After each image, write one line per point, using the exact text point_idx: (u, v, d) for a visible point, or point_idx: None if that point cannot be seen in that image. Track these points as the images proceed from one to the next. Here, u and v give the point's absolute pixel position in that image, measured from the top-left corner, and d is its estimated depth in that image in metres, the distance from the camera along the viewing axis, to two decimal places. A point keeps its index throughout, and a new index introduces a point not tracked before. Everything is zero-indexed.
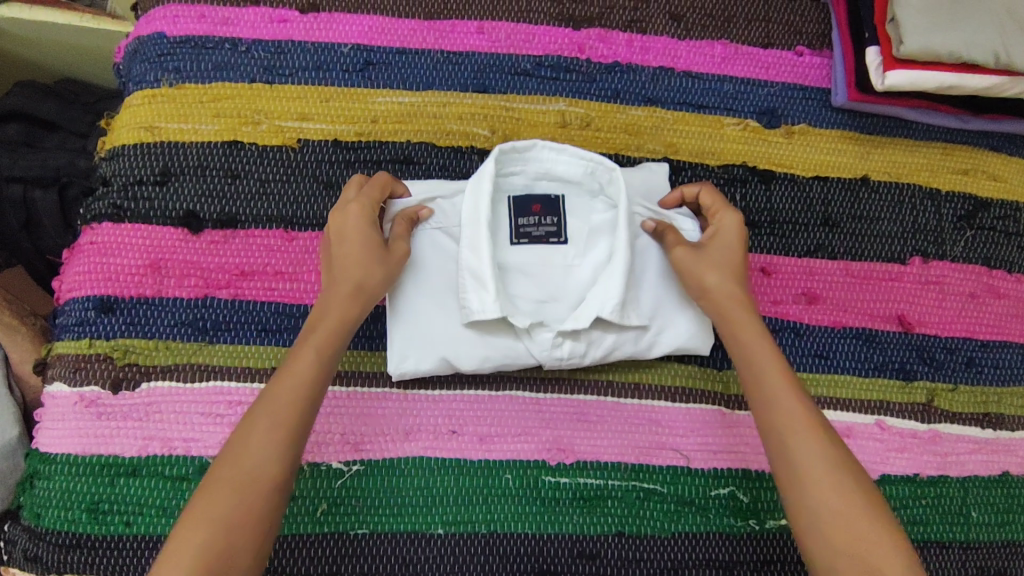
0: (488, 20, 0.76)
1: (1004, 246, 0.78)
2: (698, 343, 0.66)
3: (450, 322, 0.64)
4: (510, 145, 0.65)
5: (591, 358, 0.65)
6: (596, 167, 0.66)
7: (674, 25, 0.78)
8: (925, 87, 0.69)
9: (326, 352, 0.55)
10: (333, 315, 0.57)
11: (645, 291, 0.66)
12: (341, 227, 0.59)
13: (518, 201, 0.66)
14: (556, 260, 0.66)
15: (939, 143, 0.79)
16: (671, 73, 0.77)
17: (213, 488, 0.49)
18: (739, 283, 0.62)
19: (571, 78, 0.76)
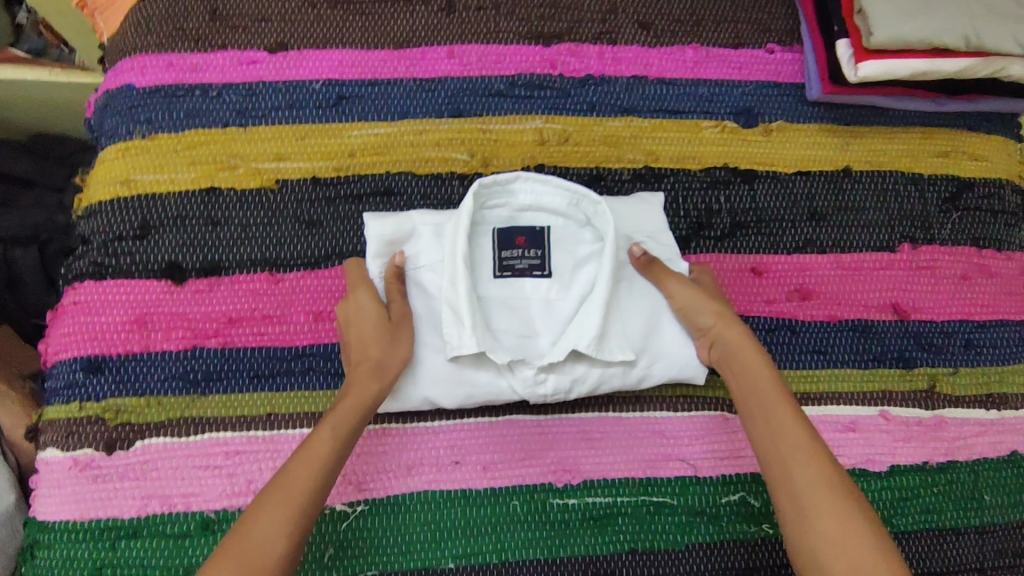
0: (458, 44, 0.76)
1: (990, 225, 0.78)
2: (686, 372, 0.66)
3: (431, 360, 0.63)
4: (493, 176, 0.64)
5: (575, 392, 0.64)
6: (582, 199, 0.65)
7: (644, 33, 0.78)
8: (899, 75, 0.69)
9: (342, 439, 0.57)
10: (352, 394, 0.59)
11: (632, 322, 0.66)
12: (352, 315, 0.63)
13: (500, 234, 0.65)
14: (539, 293, 0.66)
15: (916, 128, 0.79)
16: (645, 81, 0.77)
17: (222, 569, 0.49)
18: (741, 324, 0.64)
19: (545, 94, 0.75)
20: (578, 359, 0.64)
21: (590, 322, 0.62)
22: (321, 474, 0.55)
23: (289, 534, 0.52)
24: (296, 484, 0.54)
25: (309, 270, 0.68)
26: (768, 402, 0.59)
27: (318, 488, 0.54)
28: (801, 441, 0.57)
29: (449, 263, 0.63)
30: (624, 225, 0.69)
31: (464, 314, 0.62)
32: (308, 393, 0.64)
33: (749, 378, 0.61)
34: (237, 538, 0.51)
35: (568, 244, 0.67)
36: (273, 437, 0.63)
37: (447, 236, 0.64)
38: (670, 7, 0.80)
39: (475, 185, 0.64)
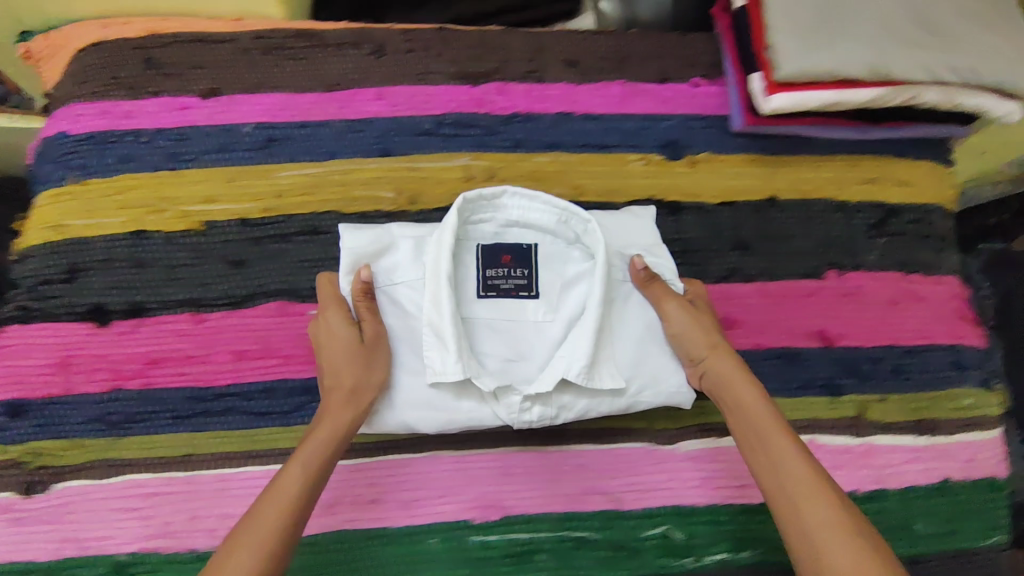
0: (388, 86, 0.77)
1: (917, 250, 0.78)
2: (675, 397, 0.65)
3: (410, 384, 0.63)
4: (478, 191, 0.64)
5: (561, 418, 0.63)
6: (570, 215, 0.66)
7: (571, 70, 0.80)
8: (811, 106, 0.68)
9: (315, 473, 0.56)
10: (323, 425, 0.59)
11: (621, 346, 0.65)
12: (324, 337, 0.63)
13: (485, 251, 0.65)
14: (524, 314, 0.65)
15: (841, 155, 0.80)
16: (572, 117, 0.78)
17: None
18: (735, 357, 0.64)
19: (472, 132, 0.76)
20: (565, 387, 0.63)
21: (579, 347, 0.62)
22: (289, 517, 0.53)
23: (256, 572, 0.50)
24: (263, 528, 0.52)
25: (234, 309, 0.69)
26: (764, 435, 0.59)
27: (290, 530, 0.53)
28: (799, 472, 0.56)
29: (432, 280, 0.63)
30: (618, 241, 0.69)
31: (447, 336, 0.61)
32: (227, 433, 0.65)
33: (747, 416, 0.61)
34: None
35: (555, 263, 0.67)
36: (193, 477, 0.64)
37: (430, 254, 0.64)
38: (597, 45, 0.81)
39: (460, 199, 0.64)
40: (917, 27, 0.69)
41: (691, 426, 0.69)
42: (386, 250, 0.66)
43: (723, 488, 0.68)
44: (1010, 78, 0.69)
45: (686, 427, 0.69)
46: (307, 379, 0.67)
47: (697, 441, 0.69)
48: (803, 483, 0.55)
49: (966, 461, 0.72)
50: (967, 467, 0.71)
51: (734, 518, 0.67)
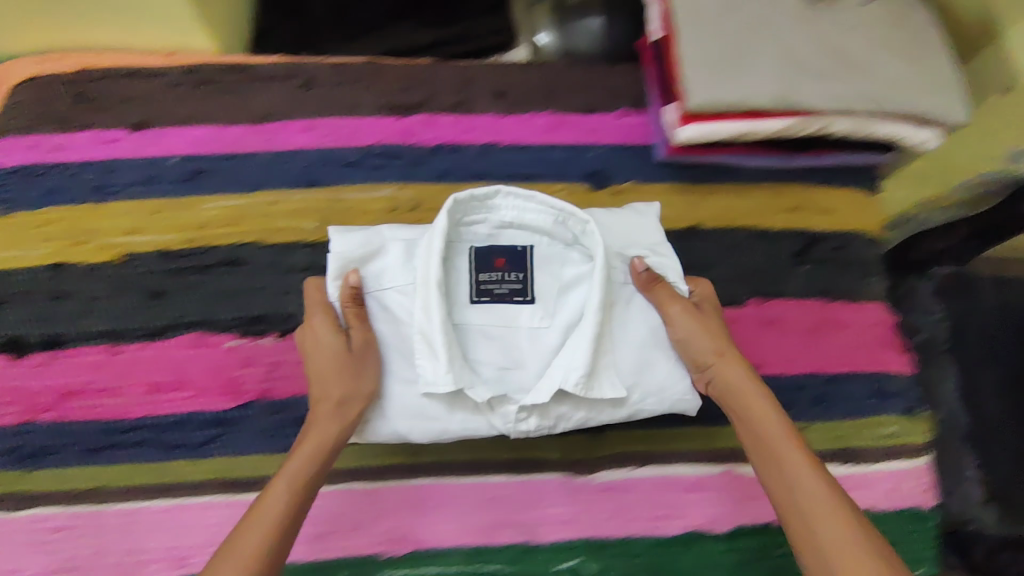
0: (318, 118, 0.78)
1: (841, 278, 0.78)
2: (682, 406, 0.62)
3: (401, 391, 0.61)
4: (468, 192, 0.61)
5: (561, 427, 0.61)
6: (566, 215, 0.62)
7: (498, 101, 0.80)
8: (721, 137, 0.70)
9: (301, 490, 0.56)
10: (313, 436, 0.58)
11: (623, 353, 0.62)
12: (313, 345, 0.62)
13: (478, 255, 0.63)
14: (519, 320, 0.63)
15: (764, 184, 0.81)
16: (498, 148, 0.78)
17: None
18: (746, 366, 0.63)
19: (397, 163, 0.77)
20: (563, 399, 0.61)
21: (577, 356, 0.59)
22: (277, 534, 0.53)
23: None
24: (244, 552, 0.51)
25: (150, 341, 0.70)
26: (781, 451, 0.58)
27: (273, 553, 0.52)
28: (818, 490, 0.55)
29: (422, 284, 0.61)
30: (619, 241, 0.66)
31: (438, 344, 0.59)
32: (138, 465, 0.66)
33: (759, 431, 0.60)
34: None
35: (553, 265, 0.64)
36: (99, 511, 0.65)
37: (420, 258, 0.61)
38: (526, 76, 0.82)
39: (450, 201, 0.61)
40: (829, 58, 0.69)
41: (608, 455, 0.69)
42: (376, 253, 0.63)
43: (638, 520, 0.67)
44: (922, 107, 0.69)
45: (603, 457, 0.69)
46: (220, 411, 0.68)
47: (614, 471, 0.69)
48: (823, 502, 0.54)
49: (885, 491, 0.72)
50: (885, 497, 0.71)
51: (647, 550, 0.67)
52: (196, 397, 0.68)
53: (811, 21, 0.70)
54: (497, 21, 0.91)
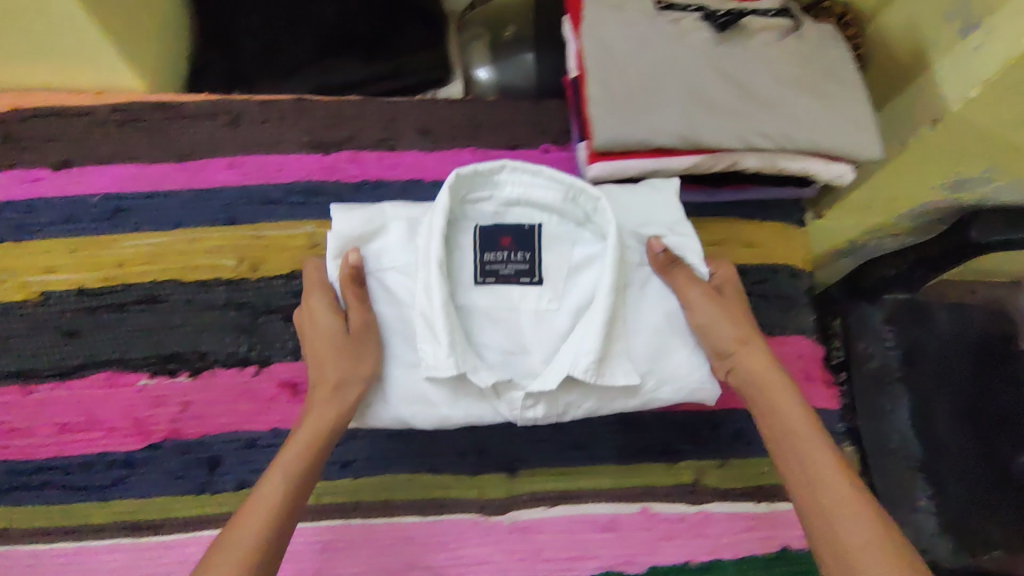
0: (240, 156, 0.79)
1: (765, 311, 0.78)
2: (696, 394, 0.61)
3: (402, 376, 0.59)
4: (471, 168, 0.58)
5: (569, 416, 0.60)
6: (577, 192, 0.60)
7: (423, 139, 0.81)
8: (627, 172, 0.72)
9: (296, 479, 0.56)
10: (309, 422, 0.58)
11: (637, 338, 0.61)
12: (314, 326, 0.62)
13: (484, 234, 0.61)
14: (526, 302, 0.62)
15: (689, 217, 0.81)
16: (421, 185, 0.79)
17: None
18: (768, 356, 0.62)
19: (320, 201, 0.77)
20: (571, 386, 0.59)
21: (588, 342, 0.58)
22: (276, 525, 0.54)
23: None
24: (244, 541, 0.52)
25: (62, 380, 0.70)
26: (803, 443, 0.57)
27: (274, 540, 0.53)
28: (841, 485, 0.54)
29: (424, 263, 0.59)
30: (632, 219, 0.64)
31: (439, 330, 0.57)
32: (45, 506, 0.67)
33: (781, 424, 0.59)
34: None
35: (562, 245, 0.63)
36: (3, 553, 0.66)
37: (422, 238, 0.59)
38: (452, 113, 0.83)
39: (453, 175, 0.58)
40: (745, 98, 0.69)
41: (523, 494, 0.68)
42: (376, 232, 0.61)
43: (550, 561, 0.66)
44: (837, 147, 0.70)
45: (518, 497, 0.68)
46: (128, 452, 0.68)
47: (528, 511, 0.68)
48: (845, 496, 0.53)
49: None
50: None
51: None
52: (103, 437, 0.68)
53: (729, 61, 0.69)
54: (435, 58, 0.90)
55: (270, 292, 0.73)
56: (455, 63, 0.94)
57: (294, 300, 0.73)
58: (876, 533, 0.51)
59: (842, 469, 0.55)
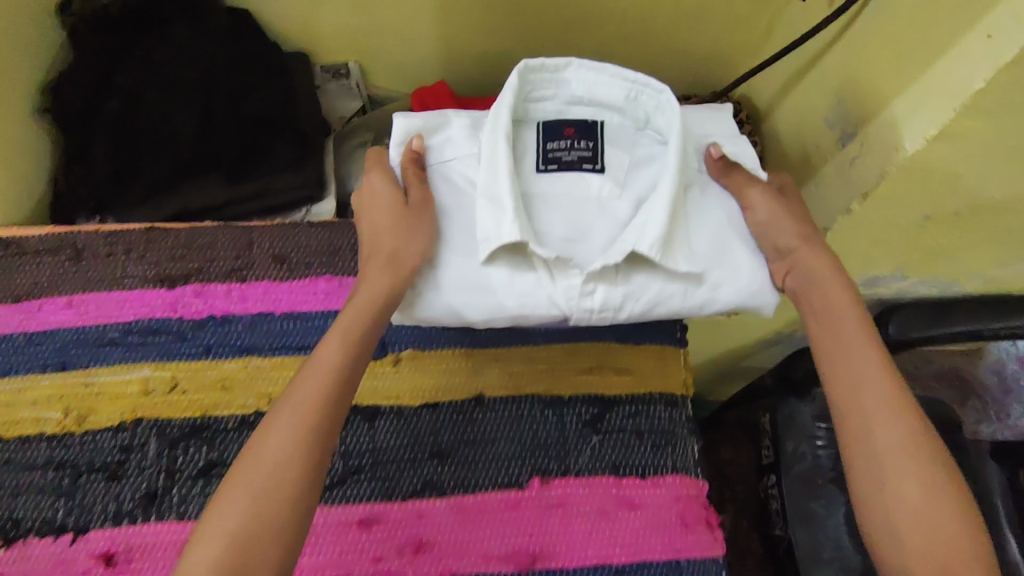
0: (80, 293, 0.74)
1: (636, 449, 0.71)
2: (754, 296, 0.62)
3: (460, 261, 0.61)
4: (542, 60, 0.65)
5: (628, 311, 0.61)
6: (639, 88, 0.66)
7: (277, 267, 0.76)
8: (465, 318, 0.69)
9: (351, 345, 0.58)
10: (365, 291, 0.59)
11: (695, 237, 0.63)
12: (374, 213, 0.63)
13: (549, 127, 0.66)
14: (587, 188, 0.65)
15: (560, 343, 0.75)
16: (271, 317, 0.74)
17: (248, 472, 0.51)
18: (829, 257, 0.63)
19: (159, 339, 0.72)
20: (634, 271, 0.61)
21: (652, 220, 0.60)
22: (333, 387, 0.55)
23: (303, 435, 0.53)
24: (305, 397, 0.55)
25: None
26: (849, 343, 0.59)
27: (331, 398, 0.55)
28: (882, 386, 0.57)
29: (491, 144, 0.63)
30: (695, 129, 0.70)
31: (507, 201, 0.60)
32: None
33: (836, 321, 0.60)
34: (235, 480, 0.51)
35: (622, 142, 0.67)
36: None
37: (487, 126, 0.64)
38: (310, 239, 0.79)
39: (522, 65, 0.65)
40: None
41: None
42: (439, 127, 0.67)
43: None
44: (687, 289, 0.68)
45: None
46: None
47: None
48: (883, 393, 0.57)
49: None
50: None
51: None
52: None
53: None
54: (298, 176, 0.86)
55: (95, 448, 0.68)
56: (330, 175, 0.91)
57: (118, 457, 0.68)
58: (912, 430, 0.55)
59: (886, 366, 0.58)
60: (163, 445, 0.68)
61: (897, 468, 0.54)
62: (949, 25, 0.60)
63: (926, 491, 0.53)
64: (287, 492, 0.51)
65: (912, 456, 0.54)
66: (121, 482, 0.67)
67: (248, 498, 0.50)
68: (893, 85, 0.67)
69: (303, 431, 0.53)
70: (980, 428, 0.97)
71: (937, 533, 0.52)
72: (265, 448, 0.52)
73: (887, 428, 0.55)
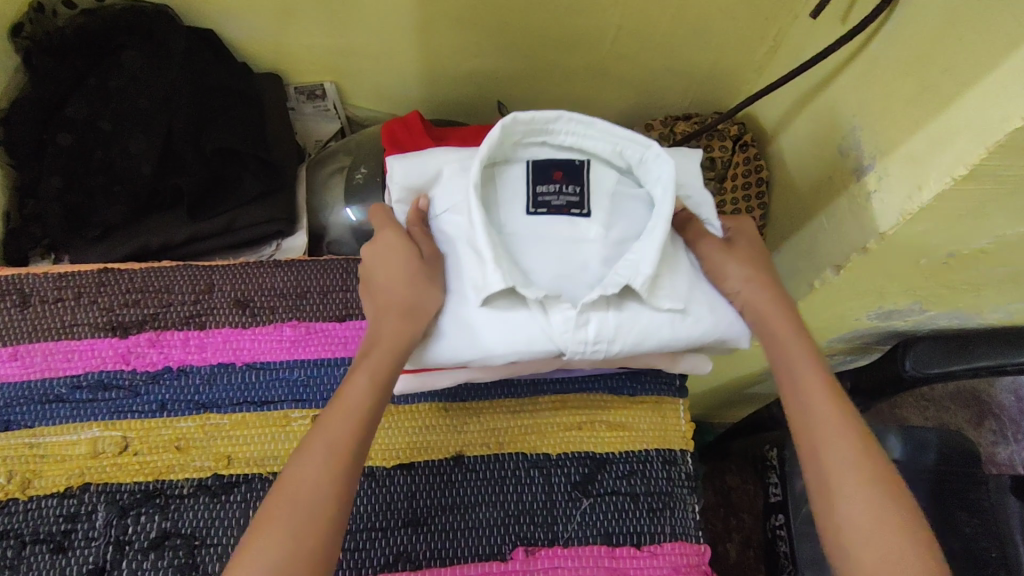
0: (24, 344, 0.67)
1: (631, 513, 0.65)
2: (731, 333, 0.58)
3: (459, 304, 0.55)
4: (531, 111, 0.55)
5: (620, 345, 0.54)
6: (628, 144, 0.57)
7: (239, 312, 0.70)
8: (439, 383, 0.62)
9: (381, 381, 0.52)
10: (385, 331, 0.53)
11: (680, 278, 0.57)
12: (379, 255, 0.57)
13: (534, 171, 0.58)
14: (576, 234, 0.58)
15: (546, 394, 0.68)
16: (232, 368, 0.68)
17: (272, 526, 0.45)
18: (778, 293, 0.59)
19: (109, 395, 0.66)
20: (627, 299, 0.55)
21: (646, 259, 0.53)
22: (360, 431, 0.50)
23: (332, 485, 0.47)
24: (331, 439, 0.49)
25: None
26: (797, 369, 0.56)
27: (357, 445, 0.49)
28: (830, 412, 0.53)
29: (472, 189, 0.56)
30: None
31: (487, 244, 0.53)
32: None
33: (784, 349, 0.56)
34: (256, 535, 0.45)
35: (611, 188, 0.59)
36: None
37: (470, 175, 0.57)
38: (275, 281, 0.72)
39: (508, 119, 0.55)
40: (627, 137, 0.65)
41: None
42: (421, 173, 0.59)
43: None
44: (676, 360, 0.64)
45: None
46: None
47: None
48: (833, 418, 0.53)
49: None
50: None
51: None
52: None
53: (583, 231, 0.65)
54: (266, 210, 0.81)
55: (39, 517, 0.63)
56: (302, 208, 0.86)
57: (64, 527, 0.62)
58: (861, 452, 0.51)
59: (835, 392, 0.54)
60: (113, 514, 0.63)
61: (848, 497, 0.50)
62: (981, 51, 0.54)
63: (883, 523, 0.49)
64: (318, 535, 0.46)
65: (863, 483, 0.50)
66: (65, 555, 0.61)
67: (282, 537, 0.45)
68: (916, 113, 0.61)
69: (333, 482, 0.47)
70: (995, 449, 1.04)
71: (889, 559, 0.48)
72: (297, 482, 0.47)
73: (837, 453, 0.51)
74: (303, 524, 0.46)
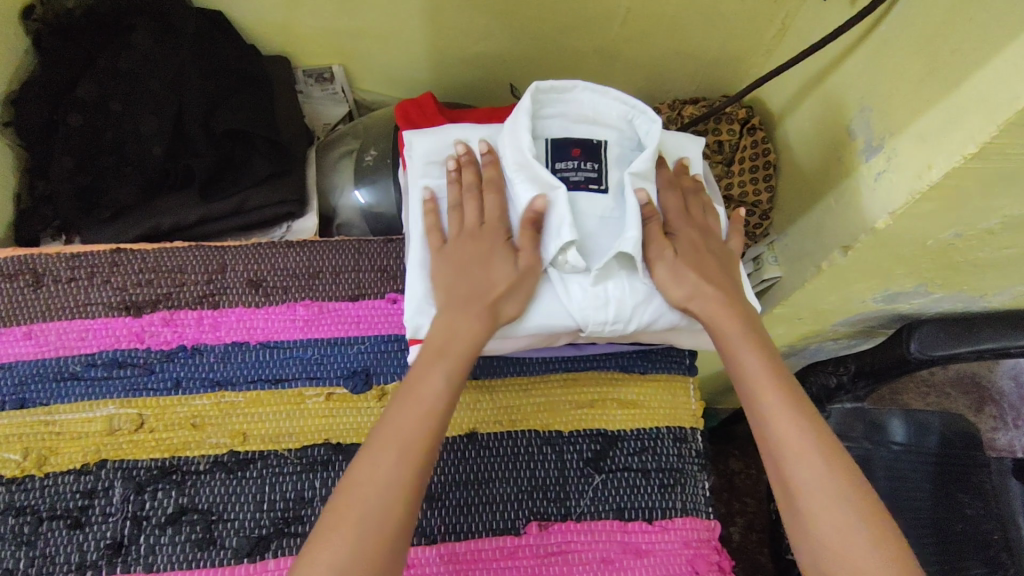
0: (38, 323, 0.68)
1: (643, 489, 0.66)
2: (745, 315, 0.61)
3: None
4: (552, 81, 0.59)
5: (636, 324, 0.56)
6: (638, 116, 0.60)
7: (252, 292, 0.71)
8: None
9: (454, 377, 0.52)
10: (460, 326, 0.53)
11: None
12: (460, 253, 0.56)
13: (553, 147, 0.58)
14: (594, 209, 0.57)
15: (559, 372, 0.69)
16: (246, 347, 0.69)
17: (347, 511, 0.47)
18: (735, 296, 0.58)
19: (125, 373, 0.67)
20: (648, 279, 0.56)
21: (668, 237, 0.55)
22: (429, 422, 0.51)
23: (403, 473, 0.48)
24: (401, 431, 0.50)
25: None
26: (758, 384, 0.54)
27: (427, 438, 0.50)
28: (791, 428, 0.52)
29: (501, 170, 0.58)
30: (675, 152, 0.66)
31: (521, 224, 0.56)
32: None
33: (741, 364, 0.55)
34: (326, 526, 0.47)
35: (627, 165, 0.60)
36: None
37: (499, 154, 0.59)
38: (288, 260, 0.72)
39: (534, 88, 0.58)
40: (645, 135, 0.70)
41: None
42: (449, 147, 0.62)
43: None
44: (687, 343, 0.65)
45: None
46: None
47: None
48: (795, 434, 0.52)
49: None
50: None
51: None
52: None
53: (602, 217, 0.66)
54: (277, 191, 0.80)
55: (55, 493, 0.63)
56: (311, 188, 0.86)
57: (80, 503, 0.63)
58: (827, 468, 0.51)
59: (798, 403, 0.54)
60: (129, 490, 0.63)
61: (818, 515, 0.50)
62: (991, 28, 0.54)
63: (851, 538, 0.48)
64: (390, 521, 0.47)
65: (828, 499, 0.50)
66: (83, 530, 0.62)
67: (351, 529, 0.46)
68: (923, 95, 0.61)
69: (404, 470, 0.48)
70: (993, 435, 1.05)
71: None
72: (364, 483, 0.48)
73: (804, 470, 0.51)
74: (374, 509, 0.47)
